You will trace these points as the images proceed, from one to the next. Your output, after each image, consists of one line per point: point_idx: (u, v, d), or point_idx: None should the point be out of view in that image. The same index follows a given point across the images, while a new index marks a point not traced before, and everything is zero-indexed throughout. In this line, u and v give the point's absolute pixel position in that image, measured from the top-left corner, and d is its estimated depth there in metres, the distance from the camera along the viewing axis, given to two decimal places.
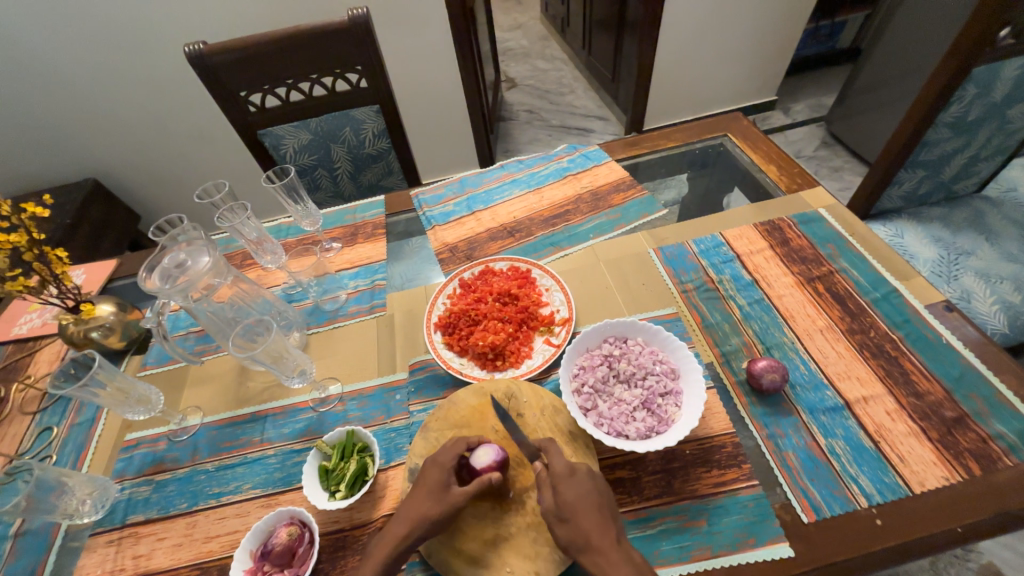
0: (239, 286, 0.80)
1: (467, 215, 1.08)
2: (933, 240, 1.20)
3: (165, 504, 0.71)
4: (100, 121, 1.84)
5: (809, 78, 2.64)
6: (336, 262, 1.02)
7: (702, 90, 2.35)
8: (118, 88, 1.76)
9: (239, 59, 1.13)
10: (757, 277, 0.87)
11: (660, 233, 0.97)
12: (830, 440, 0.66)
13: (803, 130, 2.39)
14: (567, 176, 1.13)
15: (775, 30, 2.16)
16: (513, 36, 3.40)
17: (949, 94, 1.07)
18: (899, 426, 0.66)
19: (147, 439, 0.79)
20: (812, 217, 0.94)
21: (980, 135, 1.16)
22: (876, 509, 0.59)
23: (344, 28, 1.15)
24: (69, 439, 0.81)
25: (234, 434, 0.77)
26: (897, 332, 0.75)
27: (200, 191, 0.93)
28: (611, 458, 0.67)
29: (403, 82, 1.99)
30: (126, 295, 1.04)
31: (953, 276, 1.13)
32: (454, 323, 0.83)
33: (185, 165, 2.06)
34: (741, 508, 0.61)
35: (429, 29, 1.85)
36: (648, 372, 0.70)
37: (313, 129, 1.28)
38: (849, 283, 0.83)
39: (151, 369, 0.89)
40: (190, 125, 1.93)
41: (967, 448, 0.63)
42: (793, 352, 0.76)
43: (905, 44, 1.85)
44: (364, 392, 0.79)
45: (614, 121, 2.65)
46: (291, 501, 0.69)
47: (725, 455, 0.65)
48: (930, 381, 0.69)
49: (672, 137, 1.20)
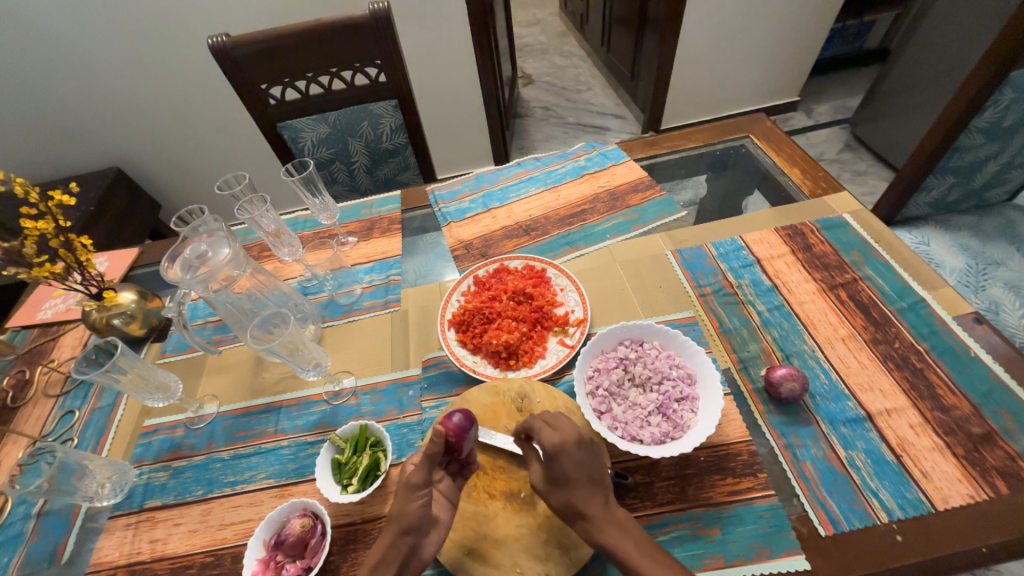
0: (258, 278, 0.80)
1: (482, 212, 1.08)
2: (960, 249, 1.17)
3: (181, 490, 0.72)
4: (124, 112, 1.88)
5: (834, 78, 2.57)
6: (351, 256, 1.03)
7: (723, 89, 2.31)
8: (141, 78, 1.79)
9: (260, 52, 1.14)
10: (778, 282, 0.85)
11: (678, 235, 0.96)
12: (850, 452, 0.64)
13: (826, 132, 2.34)
14: (584, 175, 1.12)
15: (801, 28, 2.10)
16: (530, 32, 3.38)
17: (984, 98, 1.03)
18: (923, 441, 0.64)
19: (164, 426, 0.80)
20: (836, 222, 0.91)
21: (1014, 142, 1.12)
22: (897, 524, 0.58)
23: (364, 22, 1.15)
24: (90, 423, 0.83)
25: (249, 424, 0.78)
26: (923, 343, 0.73)
27: (221, 182, 0.93)
28: (624, 462, 0.66)
29: (421, 77, 1.99)
30: (146, 283, 1.06)
31: (981, 287, 1.10)
32: (467, 320, 0.83)
33: (205, 156, 2.09)
34: (756, 518, 0.60)
35: (448, 24, 1.84)
36: (664, 376, 0.69)
37: (331, 123, 1.28)
38: (873, 291, 0.80)
39: (170, 357, 0.90)
40: (210, 116, 1.96)
41: (993, 465, 0.61)
42: (814, 361, 0.74)
43: (938, 45, 1.79)
44: (377, 387, 0.80)
45: (631, 120, 2.62)
46: (303, 492, 0.69)
47: (740, 463, 0.64)
48: (957, 395, 0.67)
49: (692, 137, 1.18)
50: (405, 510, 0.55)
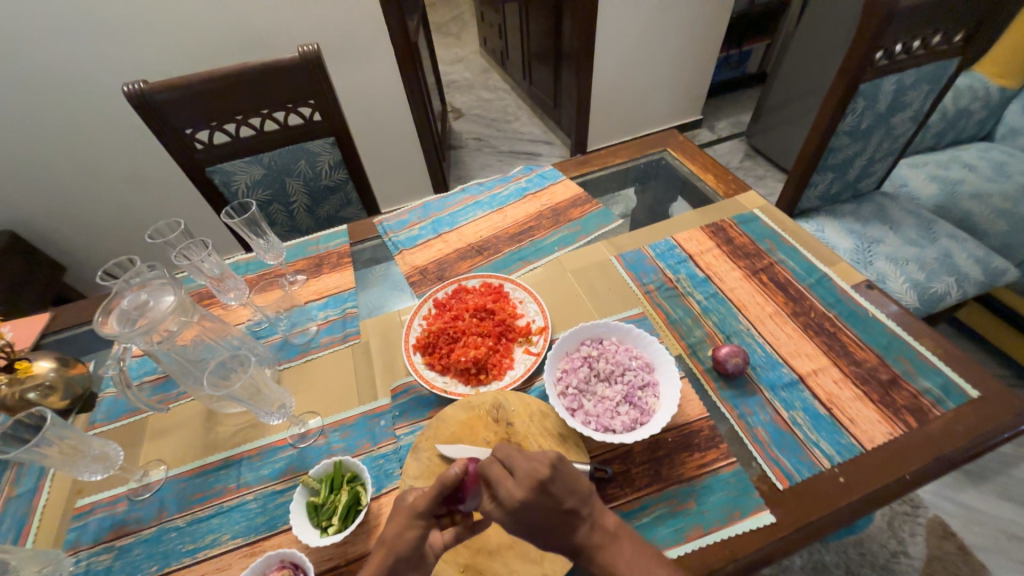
0: (206, 325, 0.76)
1: (433, 237, 1.10)
2: (849, 233, 1.37)
3: (131, 571, 0.65)
4: (19, 169, 1.70)
5: (727, 99, 2.93)
6: (302, 294, 1.00)
7: (637, 112, 2.55)
8: (40, 131, 1.64)
9: (184, 97, 1.11)
10: (710, 273, 0.95)
11: (618, 242, 1.04)
12: (792, 412, 0.72)
13: (728, 144, 2.65)
14: (526, 195, 1.18)
15: (695, 56, 2.39)
16: (454, 70, 3.53)
17: (844, 106, 1.24)
18: (846, 393, 0.74)
19: (103, 502, 0.72)
20: (749, 217, 1.05)
21: (872, 141, 1.35)
22: (838, 468, 0.66)
23: (294, 64, 1.16)
24: (6, 514, 0.72)
25: (205, 483, 0.73)
26: (833, 310, 0.85)
27: (152, 231, 0.88)
28: (601, 454, 0.70)
29: (355, 116, 2.00)
30: (65, 350, 0.96)
31: (869, 262, 1.30)
32: (433, 342, 0.84)
33: (121, 209, 1.94)
34: (724, 485, 0.65)
35: (376, 64, 1.89)
36: (625, 368, 0.74)
37: (266, 164, 1.26)
38: (787, 272, 0.93)
39: (101, 427, 0.81)
40: (122, 166, 1.82)
41: (903, 405, 0.71)
42: (750, 338, 0.83)
43: (804, 66, 2.12)
44: (346, 422, 0.77)
45: (559, 145, 2.80)
46: (278, 545, 0.65)
47: (703, 437, 0.70)
48: (865, 349, 0.79)
49: (618, 154, 1.30)
50: (389, 540, 0.54)
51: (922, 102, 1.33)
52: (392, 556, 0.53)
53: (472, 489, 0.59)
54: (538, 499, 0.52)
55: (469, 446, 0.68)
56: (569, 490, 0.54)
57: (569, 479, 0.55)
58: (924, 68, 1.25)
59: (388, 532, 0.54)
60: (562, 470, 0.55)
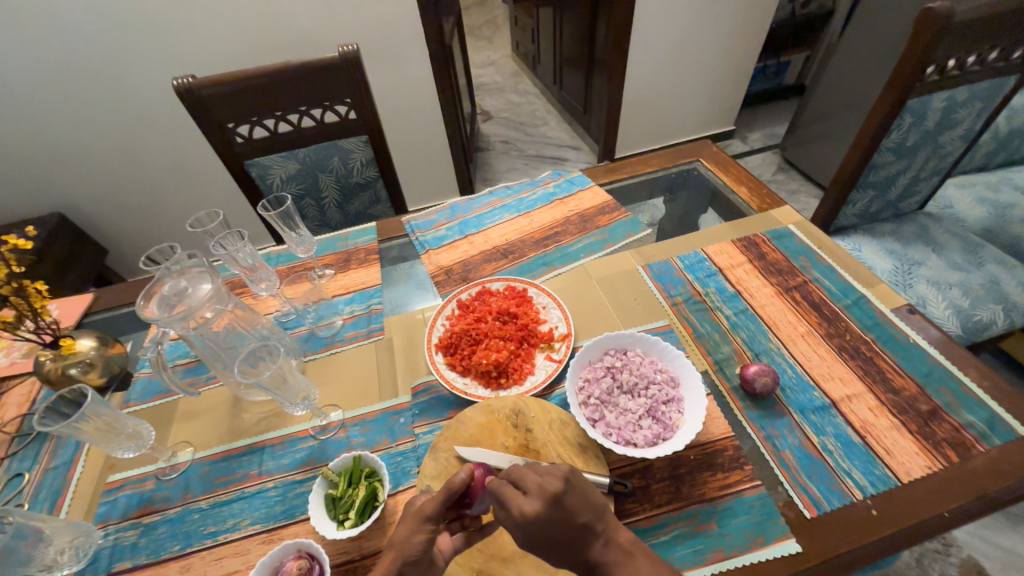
0: (239, 313, 0.78)
1: (460, 238, 1.11)
2: (888, 253, 1.32)
3: (155, 548, 0.67)
4: (72, 155, 1.79)
5: (762, 109, 2.87)
6: (329, 288, 1.02)
7: (668, 120, 2.51)
8: (93, 120, 1.73)
9: (228, 92, 1.15)
10: (740, 288, 0.92)
11: (646, 251, 1.02)
12: (822, 437, 0.70)
13: (761, 156, 2.59)
14: (554, 201, 1.18)
15: (731, 66, 2.35)
16: (486, 72, 3.56)
17: (890, 122, 1.19)
18: (882, 421, 0.71)
19: (132, 479, 0.75)
20: (783, 233, 1.01)
21: (917, 159, 1.29)
22: (871, 500, 0.63)
23: (333, 63, 1.19)
24: (43, 484, 0.75)
25: (229, 468, 0.74)
26: (870, 334, 0.82)
27: (193, 220, 0.91)
28: (621, 467, 0.69)
29: (387, 115, 2.04)
30: (104, 330, 1.00)
31: (909, 285, 1.24)
32: (455, 343, 0.84)
33: (162, 197, 2.03)
34: (748, 509, 0.63)
35: (411, 65, 1.92)
36: (649, 381, 0.73)
37: (301, 160, 1.29)
38: (822, 291, 0.89)
39: (135, 406, 0.84)
40: (166, 155, 1.90)
41: (943, 438, 0.68)
42: (780, 357, 0.80)
43: (846, 79, 2.05)
44: (366, 417, 0.78)
45: (586, 150, 2.78)
46: (295, 535, 0.66)
47: (727, 457, 0.68)
48: (904, 377, 0.75)
49: (649, 162, 1.29)
50: (406, 541, 0.54)
51: (974, 120, 1.27)
52: (410, 557, 0.53)
53: (479, 495, 0.59)
54: (557, 513, 0.51)
55: (486, 450, 0.67)
56: (593, 503, 0.53)
57: (591, 494, 0.54)
58: (978, 85, 1.19)
59: (406, 533, 0.54)
60: (582, 486, 0.53)
